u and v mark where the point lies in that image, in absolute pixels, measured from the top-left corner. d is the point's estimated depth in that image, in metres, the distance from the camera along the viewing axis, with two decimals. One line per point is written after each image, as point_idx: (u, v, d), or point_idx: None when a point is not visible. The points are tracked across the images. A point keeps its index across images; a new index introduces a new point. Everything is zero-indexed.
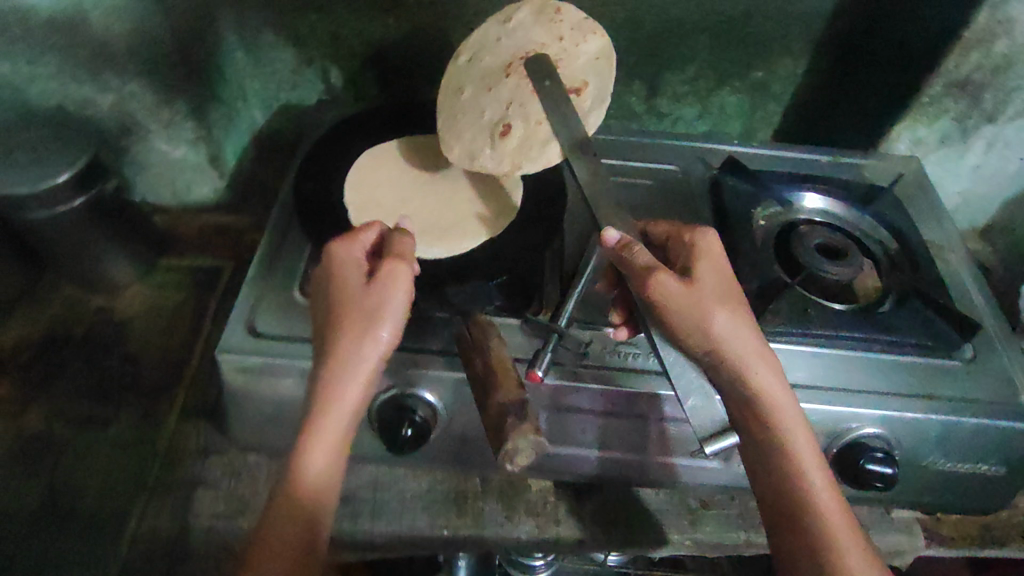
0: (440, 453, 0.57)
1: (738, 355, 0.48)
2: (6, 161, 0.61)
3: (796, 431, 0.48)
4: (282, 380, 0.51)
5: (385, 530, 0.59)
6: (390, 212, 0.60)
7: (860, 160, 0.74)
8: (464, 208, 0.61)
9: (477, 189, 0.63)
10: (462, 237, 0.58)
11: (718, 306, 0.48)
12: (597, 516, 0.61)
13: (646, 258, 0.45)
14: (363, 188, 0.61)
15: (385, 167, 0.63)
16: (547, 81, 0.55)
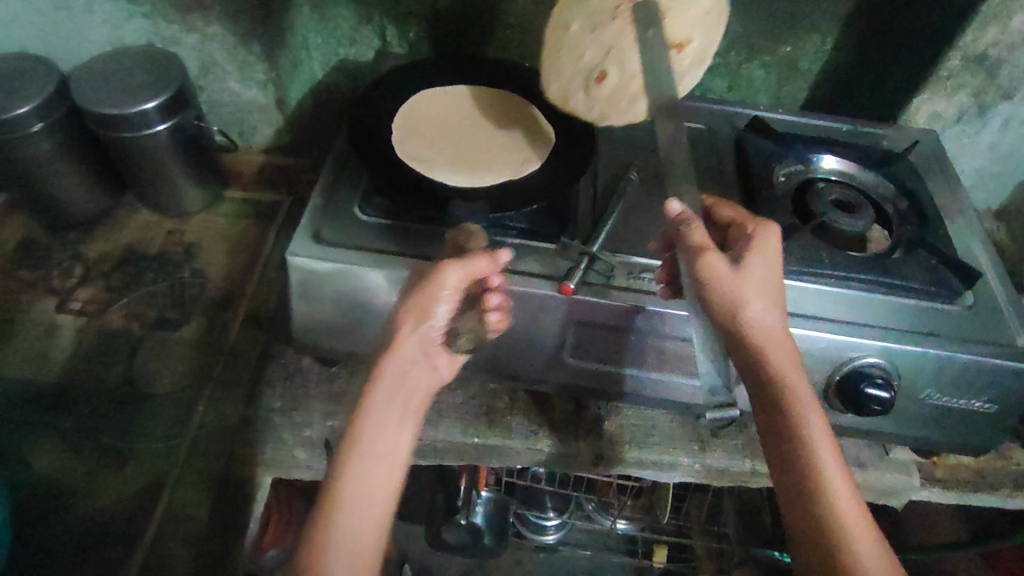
0: (475, 362, 0.63)
1: (766, 340, 0.51)
2: (103, 87, 0.68)
3: (821, 440, 0.50)
4: (342, 283, 0.57)
5: (423, 434, 0.65)
6: (424, 140, 0.67)
7: (879, 130, 0.78)
8: (494, 151, 0.67)
9: (511, 136, 0.69)
10: (486, 173, 0.64)
11: (759, 296, 0.51)
12: (614, 436, 0.67)
13: (705, 237, 0.50)
14: (408, 120, 0.68)
15: (428, 110, 0.71)
16: (651, 31, 0.63)
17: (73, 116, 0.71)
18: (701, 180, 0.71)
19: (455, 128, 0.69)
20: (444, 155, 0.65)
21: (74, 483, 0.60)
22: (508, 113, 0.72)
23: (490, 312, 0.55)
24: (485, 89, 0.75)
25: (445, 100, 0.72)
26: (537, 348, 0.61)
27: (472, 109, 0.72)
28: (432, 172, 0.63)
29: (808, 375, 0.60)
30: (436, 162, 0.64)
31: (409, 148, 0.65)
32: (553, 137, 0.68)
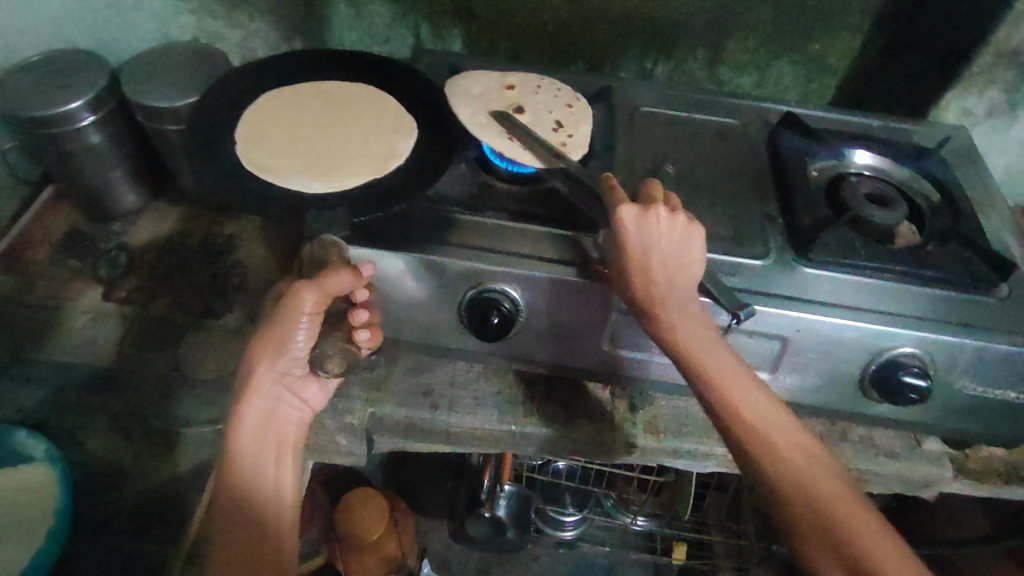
0: (515, 349, 0.65)
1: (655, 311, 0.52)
2: (152, 82, 0.71)
3: (740, 401, 0.50)
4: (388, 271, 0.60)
5: (460, 420, 0.66)
6: (280, 147, 0.65)
7: (910, 125, 0.79)
8: (357, 149, 0.66)
9: (373, 132, 0.68)
10: (347, 177, 0.63)
11: (641, 267, 0.52)
12: (650, 426, 0.68)
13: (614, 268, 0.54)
14: (257, 128, 0.66)
15: (271, 116, 0.68)
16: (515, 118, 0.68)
17: (121, 109, 0.73)
18: (736, 172, 0.71)
19: (307, 129, 0.68)
20: (302, 162, 0.64)
21: (122, 467, 0.61)
22: (369, 107, 0.71)
23: (360, 329, 0.62)
24: (345, 85, 0.73)
25: (303, 99, 0.71)
26: (576, 338, 0.62)
27: (332, 107, 0.71)
28: (290, 180, 0.61)
29: (846, 364, 0.60)
30: (296, 171, 0.63)
31: (260, 156, 0.63)
32: (415, 132, 0.68)
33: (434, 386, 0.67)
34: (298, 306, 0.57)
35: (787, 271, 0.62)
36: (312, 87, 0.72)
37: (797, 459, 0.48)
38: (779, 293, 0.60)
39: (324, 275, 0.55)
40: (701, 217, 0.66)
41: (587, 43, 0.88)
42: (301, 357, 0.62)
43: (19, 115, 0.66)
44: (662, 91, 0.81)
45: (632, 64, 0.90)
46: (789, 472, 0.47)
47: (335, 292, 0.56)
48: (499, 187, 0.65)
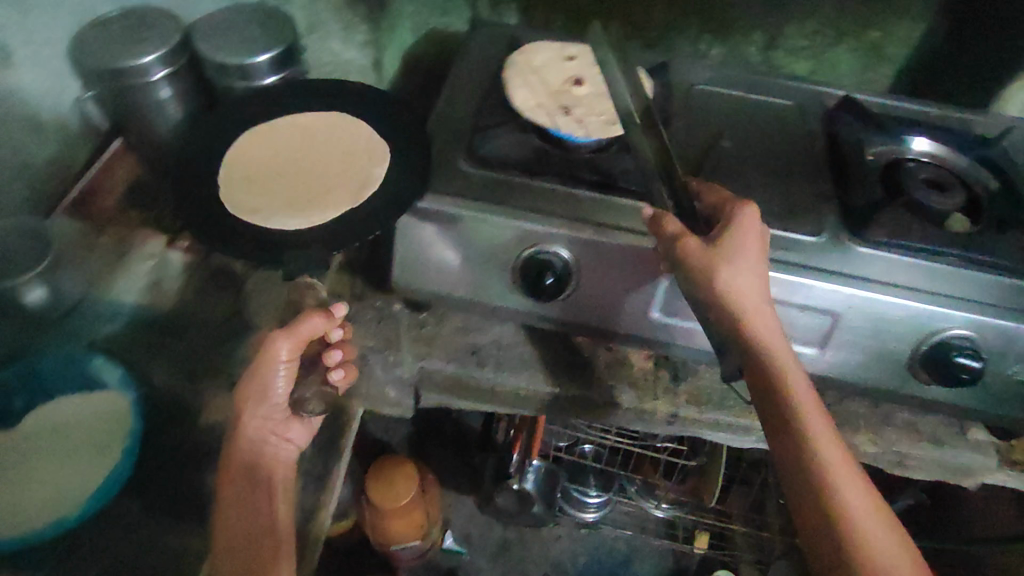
0: (564, 313, 0.66)
1: (745, 311, 0.51)
2: (222, 39, 0.74)
3: (810, 411, 0.49)
4: (448, 230, 0.62)
5: (506, 381, 0.67)
6: (258, 190, 0.64)
7: (969, 115, 0.78)
8: (332, 181, 0.66)
9: (349, 161, 0.67)
10: (322, 209, 0.63)
11: (738, 265, 0.52)
12: (692, 396, 0.68)
13: (675, 226, 0.54)
14: (237, 166, 0.67)
15: (246, 156, 0.68)
16: (569, 91, 0.69)
17: (191, 65, 0.76)
18: (791, 151, 0.71)
19: (282, 166, 0.68)
20: (277, 197, 0.64)
21: (182, 403, 0.64)
22: (346, 137, 0.70)
23: (335, 368, 0.63)
24: (324, 115, 0.73)
25: (276, 134, 0.70)
26: (625, 303, 0.63)
27: (309, 137, 0.71)
28: (267, 219, 0.62)
29: (896, 344, 0.61)
30: (272, 214, 0.62)
31: (237, 195, 0.64)
32: (389, 156, 0.67)
33: (482, 346, 0.69)
34: (273, 353, 0.58)
35: (841, 248, 0.62)
36: (283, 121, 0.72)
37: (857, 478, 0.48)
38: (832, 269, 0.60)
39: (297, 322, 0.58)
40: (755, 193, 0.66)
41: (643, 22, 0.89)
42: (281, 403, 0.62)
43: (98, 66, 0.69)
44: (717, 71, 0.81)
45: (687, 45, 0.90)
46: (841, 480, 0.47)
47: (309, 337, 0.59)
48: (557, 154, 0.66)
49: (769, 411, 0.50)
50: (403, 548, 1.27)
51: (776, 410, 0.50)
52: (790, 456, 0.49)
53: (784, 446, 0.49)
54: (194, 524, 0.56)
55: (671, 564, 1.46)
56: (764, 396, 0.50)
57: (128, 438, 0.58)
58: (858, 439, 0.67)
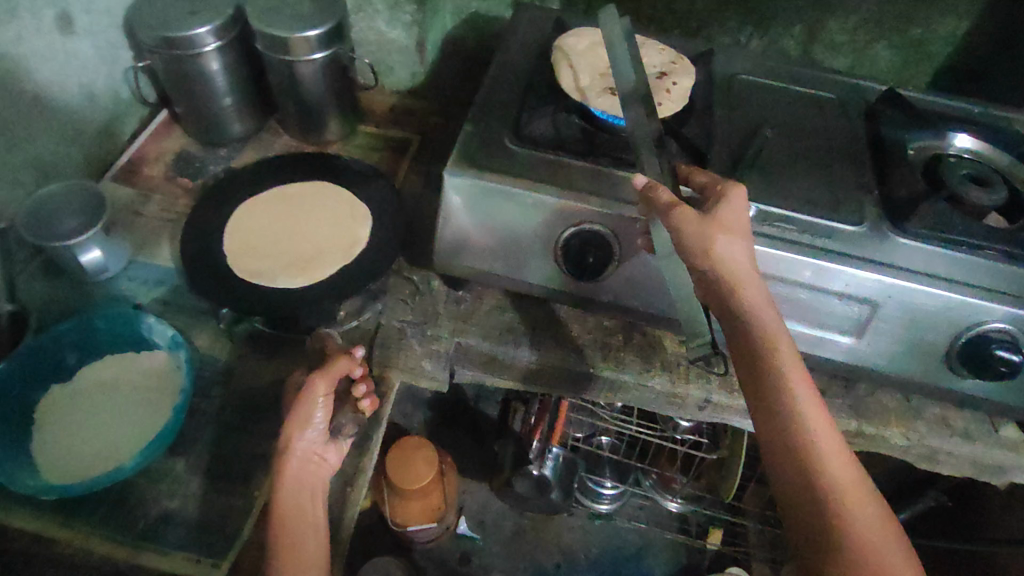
0: (603, 293, 0.66)
1: (734, 276, 0.52)
2: (273, 13, 0.75)
3: (793, 371, 0.51)
4: (489, 210, 0.62)
5: (541, 360, 0.68)
6: (261, 255, 0.70)
7: (1012, 114, 0.78)
8: (324, 239, 0.73)
9: (335, 219, 0.74)
10: (324, 265, 0.70)
11: (728, 234, 0.53)
12: (725, 382, 0.69)
13: (670, 196, 0.53)
14: (235, 232, 0.72)
15: (241, 223, 0.73)
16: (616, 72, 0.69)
17: (242, 39, 0.77)
18: (832, 142, 0.72)
19: (274, 229, 0.74)
20: (277, 261, 0.70)
21: (225, 366, 0.65)
22: (328, 196, 0.77)
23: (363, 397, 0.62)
24: (303, 177, 0.79)
25: (265, 201, 0.76)
26: (661, 287, 0.64)
27: (298, 201, 0.77)
28: (274, 279, 0.68)
29: (934, 335, 0.61)
30: (279, 275, 0.68)
31: (245, 262, 0.69)
32: (371, 216, 0.74)
33: (517, 324, 0.70)
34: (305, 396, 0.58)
35: (881, 238, 0.63)
36: (267, 187, 0.78)
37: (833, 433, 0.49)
38: (874, 258, 0.60)
39: (331, 363, 0.58)
40: (796, 181, 0.66)
41: (684, 12, 0.89)
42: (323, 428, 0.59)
43: (154, 35, 0.71)
44: (758, 62, 0.82)
45: (727, 36, 0.91)
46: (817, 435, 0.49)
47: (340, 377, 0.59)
48: (601, 136, 0.67)
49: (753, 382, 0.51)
50: (419, 530, 1.28)
51: (761, 378, 0.50)
52: (775, 425, 0.50)
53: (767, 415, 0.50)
54: (232, 484, 0.58)
55: (684, 559, 1.46)
56: (750, 367, 0.51)
57: (178, 393, 0.59)
58: (890, 431, 0.67)
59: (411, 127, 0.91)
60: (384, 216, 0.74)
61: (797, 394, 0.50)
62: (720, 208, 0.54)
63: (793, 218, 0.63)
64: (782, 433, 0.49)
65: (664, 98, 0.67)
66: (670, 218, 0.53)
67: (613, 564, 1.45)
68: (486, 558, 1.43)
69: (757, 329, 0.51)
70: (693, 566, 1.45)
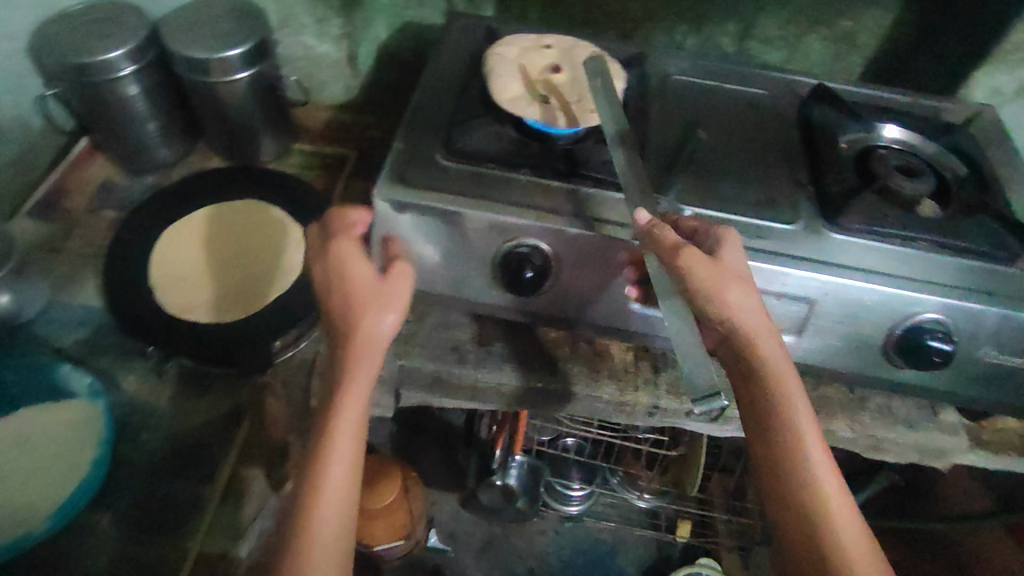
0: (544, 305, 0.66)
1: (750, 329, 0.52)
2: (190, 33, 0.72)
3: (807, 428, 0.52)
4: (438, 235, 0.61)
5: (487, 376, 0.67)
6: (191, 288, 0.68)
7: (938, 103, 0.80)
8: (259, 267, 0.70)
9: (270, 246, 0.72)
10: (258, 299, 0.67)
11: (740, 284, 0.53)
12: (672, 388, 0.69)
13: (675, 237, 0.53)
14: (163, 264, 0.69)
15: (171, 254, 0.70)
16: (548, 79, 0.68)
17: (160, 61, 0.74)
18: (767, 140, 0.72)
19: (205, 257, 0.71)
20: (209, 292, 0.68)
21: (156, 409, 0.63)
22: (261, 220, 0.74)
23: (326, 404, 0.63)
24: (234, 202, 0.76)
25: (196, 228, 0.73)
26: (604, 297, 0.64)
27: (229, 225, 0.74)
28: (205, 314, 0.66)
29: (870, 329, 0.61)
30: (211, 309, 0.66)
31: (176, 297, 0.66)
32: (306, 240, 0.72)
33: (463, 342, 0.69)
34: (382, 310, 0.52)
35: (814, 235, 0.63)
36: (196, 214, 0.75)
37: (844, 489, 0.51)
38: (809, 257, 0.61)
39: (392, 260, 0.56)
40: (733, 182, 0.67)
41: (619, 12, 0.89)
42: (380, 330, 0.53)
43: (62, 62, 0.67)
44: (693, 61, 0.82)
45: (662, 35, 0.91)
46: (828, 491, 0.50)
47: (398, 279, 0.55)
48: (536, 145, 0.66)
49: (766, 436, 0.52)
50: (387, 548, 1.26)
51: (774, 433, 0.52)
52: (787, 480, 0.51)
53: (778, 470, 0.51)
54: (166, 535, 0.57)
55: (656, 554, 1.47)
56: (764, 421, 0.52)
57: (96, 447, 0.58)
58: (836, 424, 0.68)
59: (348, 142, 0.89)
60: None
61: (811, 451, 0.51)
62: (726, 255, 0.54)
63: (728, 220, 0.63)
64: (792, 489, 0.51)
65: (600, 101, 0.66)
66: (679, 264, 0.52)
67: (586, 564, 1.45)
68: (458, 569, 1.42)
69: (774, 384, 0.52)
70: (664, 560, 1.46)
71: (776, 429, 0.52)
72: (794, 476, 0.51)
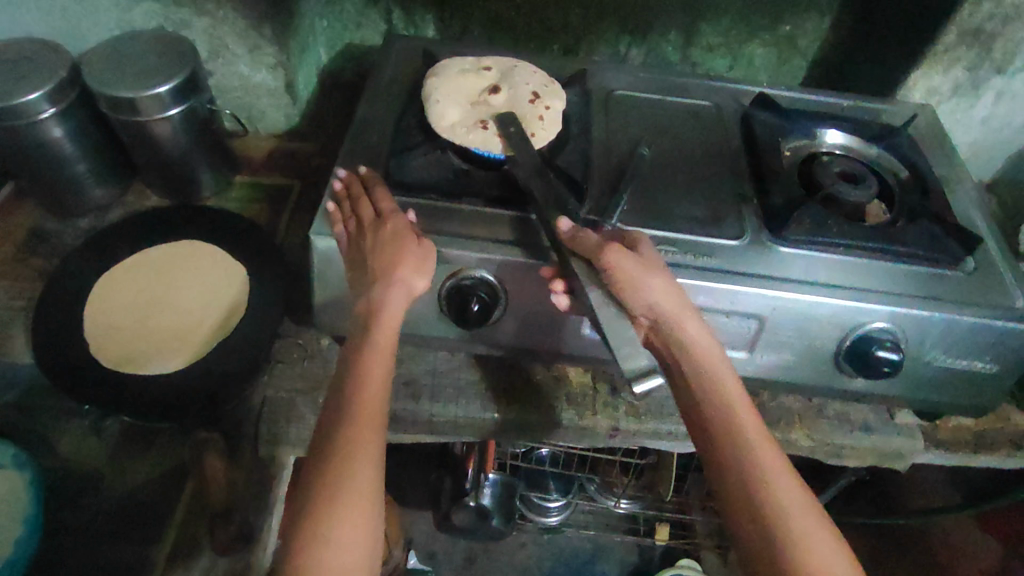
0: (496, 336, 0.64)
1: (676, 316, 0.53)
2: (114, 71, 0.69)
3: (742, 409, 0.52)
4: None
5: (443, 410, 0.66)
6: (129, 338, 0.65)
7: (879, 105, 0.80)
8: (199, 312, 0.68)
9: (210, 290, 0.69)
10: (196, 347, 0.65)
11: (661, 274, 0.54)
12: (631, 409, 0.68)
13: (594, 238, 0.54)
14: (98, 314, 0.67)
15: (105, 304, 0.68)
16: (487, 103, 0.66)
17: (84, 100, 0.71)
18: (711, 154, 0.72)
19: (142, 304, 0.68)
20: (148, 342, 0.65)
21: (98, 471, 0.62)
22: (200, 262, 0.72)
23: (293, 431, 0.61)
24: (171, 245, 0.73)
25: (131, 274, 0.70)
26: (555, 325, 0.62)
27: (167, 269, 0.71)
28: (145, 365, 0.63)
29: (820, 341, 0.61)
30: (150, 358, 0.64)
31: (113, 349, 0.64)
32: (248, 280, 0.70)
33: (416, 376, 0.67)
34: (415, 260, 0.55)
35: (761, 249, 0.63)
36: (131, 259, 0.72)
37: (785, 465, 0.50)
38: (756, 273, 0.60)
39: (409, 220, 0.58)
40: (678, 199, 0.66)
41: (560, 27, 0.88)
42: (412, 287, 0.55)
43: None
44: (635, 74, 0.81)
45: (605, 47, 0.90)
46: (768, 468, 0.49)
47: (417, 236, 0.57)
48: (477, 172, 0.65)
49: (702, 416, 0.52)
50: None
51: (710, 416, 0.51)
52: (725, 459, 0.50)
53: (717, 449, 0.51)
54: None
55: (636, 558, 1.47)
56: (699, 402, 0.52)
57: (20, 528, 0.56)
58: (796, 434, 0.68)
59: (292, 172, 0.87)
60: (262, 276, 0.70)
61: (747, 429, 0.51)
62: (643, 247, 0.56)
63: (674, 239, 0.62)
64: (733, 465, 0.50)
65: (536, 126, 0.64)
66: (602, 256, 0.53)
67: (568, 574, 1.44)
68: None
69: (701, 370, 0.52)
70: (645, 564, 1.46)
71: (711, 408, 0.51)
72: (734, 453, 0.50)
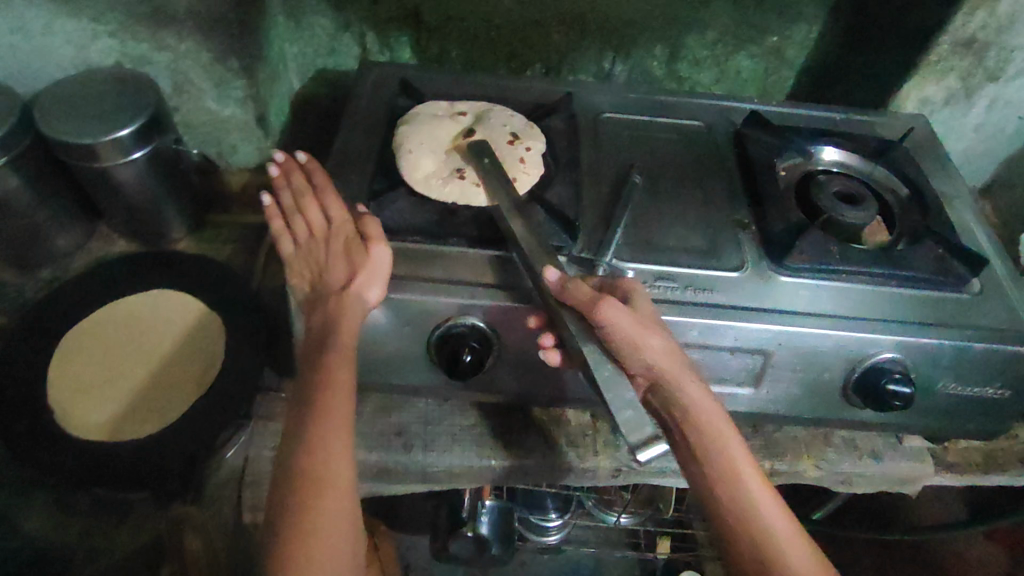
0: (491, 382, 0.61)
1: (673, 376, 0.50)
2: (71, 115, 0.65)
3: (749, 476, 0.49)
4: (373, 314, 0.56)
5: (437, 460, 0.63)
6: (99, 402, 0.61)
7: (873, 118, 0.78)
8: (174, 370, 0.64)
9: (185, 345, 0.66)
10: (173, 407, 0.61)
11: (657, 331, 0.51)
12: (633, 447, 0.66)
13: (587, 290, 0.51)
14: (64, 377, 0.62)
15: (71, 365, 0.63)
16: (464, 151, 0.64)
17: (39, 145, 0.67)
18: (705, 178, 0.69)
19: (112, 364, 0.64)
20: (119, 406, 0.61)
21: None
22: (172, 314, 0.68)
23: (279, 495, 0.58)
24: (140, 295, 0.69)
25: (99, 330, 0.66)
26: (553, 370, 0.59)
27: (136, 323, 0.67)
28: (118, 432, 0.59)
29: (827, 375, 0.59)
30: (124, 425, 0.60)
31: (82, 416, 0.60)
32: (225, 331, 0.66)
33: (407, 425, 0.64)
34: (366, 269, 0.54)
35: (763, 280, 0.60)
36: (99, 313, 0.67)
37: (799, 536, 0.47)
38: (759, 306, 0.58)
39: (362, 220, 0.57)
40: (674, 230, 0.64)
41: (541, 46, 0.85)
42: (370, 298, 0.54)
43: None
44: (621, 94, 0.78)
45: (589, 64, 0.87)
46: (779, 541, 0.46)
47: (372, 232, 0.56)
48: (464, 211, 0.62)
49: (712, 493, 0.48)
50: None
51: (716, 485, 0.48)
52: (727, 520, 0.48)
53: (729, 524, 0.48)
54: None
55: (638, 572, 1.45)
56: (697, 467, 0.49)
57: None
58: (804, 465, 0.66)
59: None
60: (240, 324, 0.66)
61: (755, 498, 0.48)
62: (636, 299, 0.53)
63: (674, 274, 0.59)
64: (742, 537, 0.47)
65: (518, 167, 0.62)
66: (595, 309, 0.50)
67: None
68: None
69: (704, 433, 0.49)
70: None
71: (712, 467, 0.48)
72: (746, 523, 0.47)
